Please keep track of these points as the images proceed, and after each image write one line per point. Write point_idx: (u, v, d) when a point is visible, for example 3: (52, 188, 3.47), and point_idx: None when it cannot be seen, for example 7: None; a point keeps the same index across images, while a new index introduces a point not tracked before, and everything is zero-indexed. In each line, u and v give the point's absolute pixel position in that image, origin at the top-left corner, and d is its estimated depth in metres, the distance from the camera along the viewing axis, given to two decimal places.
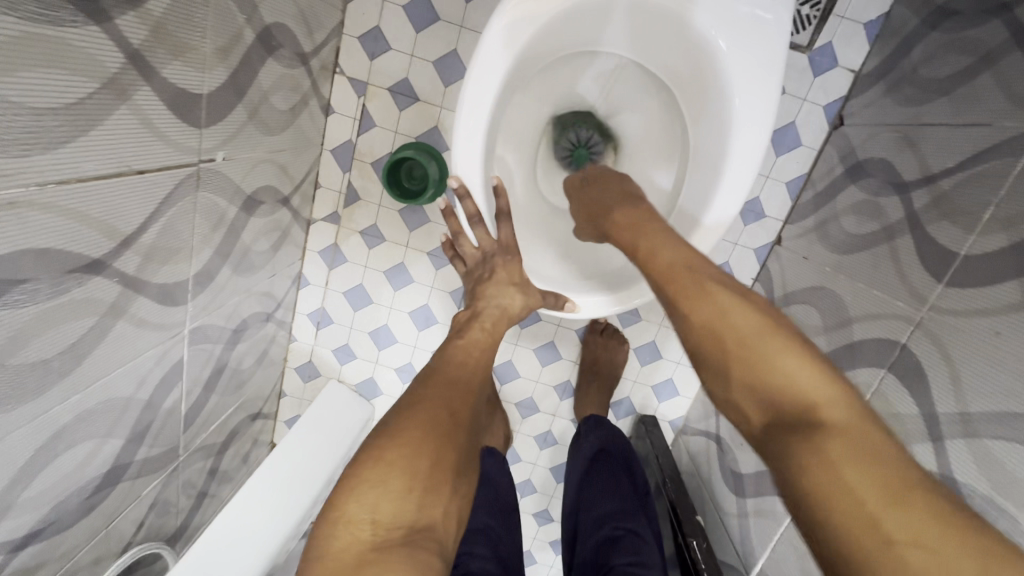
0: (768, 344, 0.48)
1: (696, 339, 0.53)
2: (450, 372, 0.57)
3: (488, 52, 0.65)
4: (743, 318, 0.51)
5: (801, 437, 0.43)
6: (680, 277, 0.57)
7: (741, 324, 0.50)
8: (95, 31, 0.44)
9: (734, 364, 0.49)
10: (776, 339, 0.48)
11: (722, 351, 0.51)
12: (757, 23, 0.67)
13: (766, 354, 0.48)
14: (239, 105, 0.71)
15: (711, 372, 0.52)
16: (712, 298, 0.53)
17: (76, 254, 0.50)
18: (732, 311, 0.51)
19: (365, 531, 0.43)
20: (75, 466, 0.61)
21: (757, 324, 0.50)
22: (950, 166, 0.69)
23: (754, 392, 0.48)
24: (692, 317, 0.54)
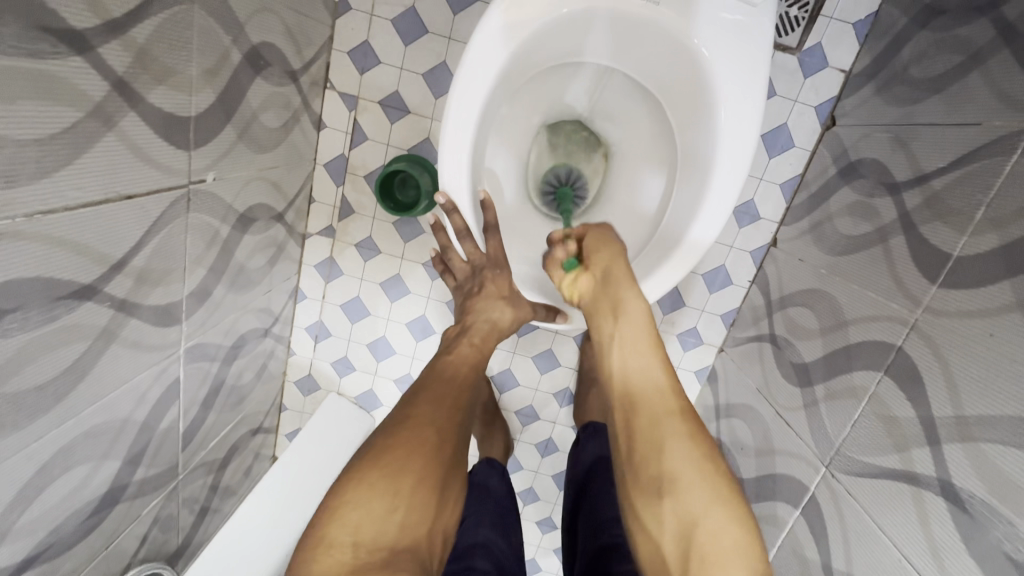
0: (713, 513, 0.53)
1: (645, 483, 0.57)
2: (436, 388, 0.58)
3: (471, 67, 0.66)
4: (701, 482, 0.54)
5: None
6: (646, 413, 0.58)
7: (688, 486, 0.54)
8: (78, 61, 0.45)
9: (677, 519, 0.54)
10: (718, 513, 0.53)
11: (666, 510, 0.55)
12: (738, 29, 0.67)
13: (707, 522, 0.52)
14: (229, 125, 0.71)
15: (648, 519, 0.56)
16: (670, 446, 0.56)
17: (66, 282, 0.50)
18: (686, 474, 0.54)
19: (345, 554, 0.43)
20: (72, 489, 0.61)
21: (704, 479, 0.54)
22: (941, 166, 0.69)
23: (686, 551, 0.53)
24: (647, 466, 0.57)
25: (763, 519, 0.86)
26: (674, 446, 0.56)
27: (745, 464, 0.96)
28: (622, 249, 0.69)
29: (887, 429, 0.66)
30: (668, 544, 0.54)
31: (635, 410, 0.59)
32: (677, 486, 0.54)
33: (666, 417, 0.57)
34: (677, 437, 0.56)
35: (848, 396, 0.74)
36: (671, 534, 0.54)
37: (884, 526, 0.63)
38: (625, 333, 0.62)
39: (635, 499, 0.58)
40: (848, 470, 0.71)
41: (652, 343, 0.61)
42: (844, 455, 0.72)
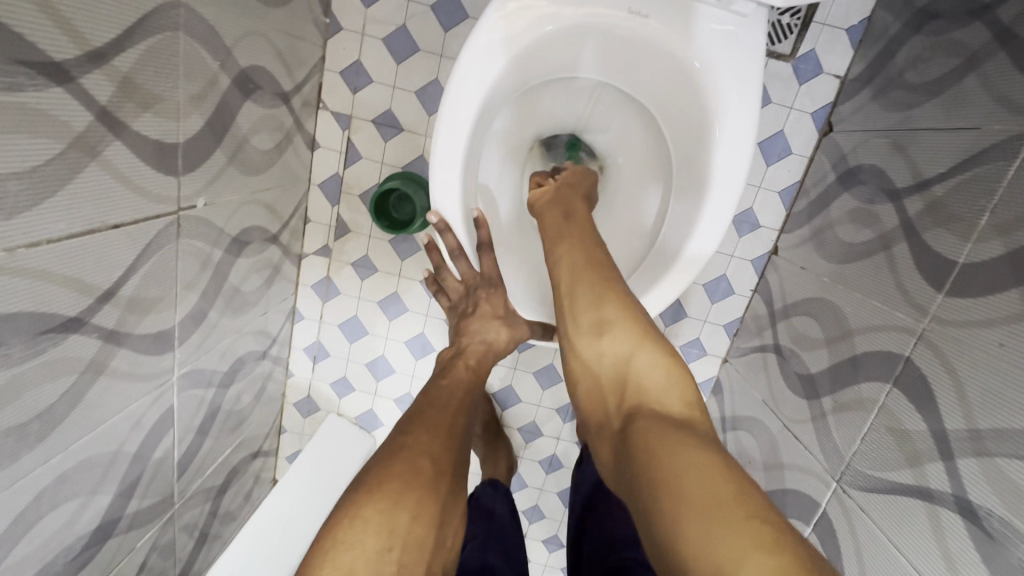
0: (642, 352, 0.53)
1: (579, 334, 0.58)
2: (430, 417, 0.56)
3: (459, 85, 0.65)
4: (631, 325, 0.55)
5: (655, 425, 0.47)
6: (582, 275, 0.61)
7: (618, 328, 0.55)
8: (59, 92, 0.44)
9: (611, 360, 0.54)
10: (648, 350, 0.53)
11: (602, 353, 0.55)
12: (728, 39, 0.67)
13: (637, 356, 0.53)
14: (219, 149, 0.71)
15: (583, 367, 0.57)
16: (603, 297, 0.58)
17: (50, 316, 0.49)
18: (616, 318, 0.56)
19: None
20: (62, 525, 0.60)
21: (634, 330, 0.55)
22: (941, 172, 0.68)
23: (620, 389, 0.53)
24: (582, 316, 0.58)
25: None
26: (606, 296, 0.58)
27: (753, 476, 0.94)
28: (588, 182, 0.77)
29: (898, 442, 0.63)
30: (603, 386, 0.55)
31: (571, 274, 0.61)
32: (611, 328, 0.55)
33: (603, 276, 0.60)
34: (610, 290, 0.59)
35: (857, 408, 0.72)
36: (606, 375, 0.55)
37: (900, 544, 0.61)
38: (568, 225, 0.68)
39: (574, 353, 0.58)
40: (860, 485, 0.69)
41: (589, 233, 0.66)
42: (855, 469, 0.70)
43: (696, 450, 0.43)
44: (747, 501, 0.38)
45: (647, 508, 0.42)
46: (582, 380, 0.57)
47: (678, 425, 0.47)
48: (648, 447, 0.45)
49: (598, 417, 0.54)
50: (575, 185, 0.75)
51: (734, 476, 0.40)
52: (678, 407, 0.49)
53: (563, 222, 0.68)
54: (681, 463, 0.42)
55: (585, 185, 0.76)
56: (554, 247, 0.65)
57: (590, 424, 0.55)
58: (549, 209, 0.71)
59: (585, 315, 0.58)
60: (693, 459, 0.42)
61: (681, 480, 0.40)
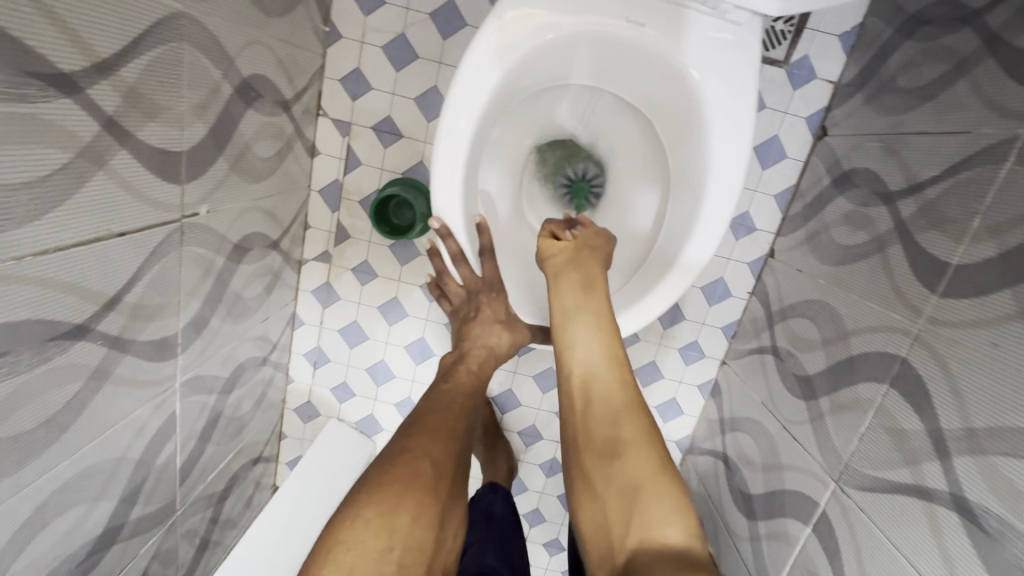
0: (654, 478, 0.51)
1: (590, 446, 0.55)
2: (432, 420, 0.57)
3: (461, 93, 0.66)
4: (645, 448, 0.53)
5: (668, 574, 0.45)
6: (598, 381, 0.58)
7: (631, 450, 0.53)
8: (68, 102, 0.45)
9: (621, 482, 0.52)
10: (662, 481, 0.51)
11: (612, 471, 0.53)
12: (724, 46, 0.68)
13: (650, 486, 0.51)
14: (221, 157, 0.71)
15: (589, 483, 0.54)
16: (618, 411, 0.56)
17: (57, 323, 0.50)
18: (632, 441, 0.54)
19: None
20: (66, 532, 0.60)
21: (647, 457, 0.53)
22: (934, 175, 0.69)
23: (627, 516, 0.50)
24: (595, 425, 0.56)
25: (773, 536, 0.85)
26: (621, 410, 0.56)
27: (753, 478, 0.94)
28: (608, 247, 0.73)
29: (895, 442, 0.64)
30: (609, 510, 0.52)
31: (588, 374, 0.59)
32: (626, 451, 0.53)
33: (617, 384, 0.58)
34: (625, 402, 0.56)
35: (854, 408, 0.73)
36: (615, 501, 0.52)
37: (898, 542, 0.61)
38: (586, 304, 0.64)
39: (581, 468, 0.55)
40: (858, 484, 0.70)
41: (606, 318, 0.63)
42: (853, 469, 0.71)
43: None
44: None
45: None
46: (586, 501, 0.54)
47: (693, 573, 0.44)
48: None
49: (600, 542, 0.52)
50: (593, 250, 0.70)
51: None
52: (689, 551, 0.47)
53: (582, 297, 0.65)
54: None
55: (604, 251, 0.72)
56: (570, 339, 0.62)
57: (590, 545, 0.53)
58: (564, 279, 0.67)
59: (598, 428, 0.55)
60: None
61: None
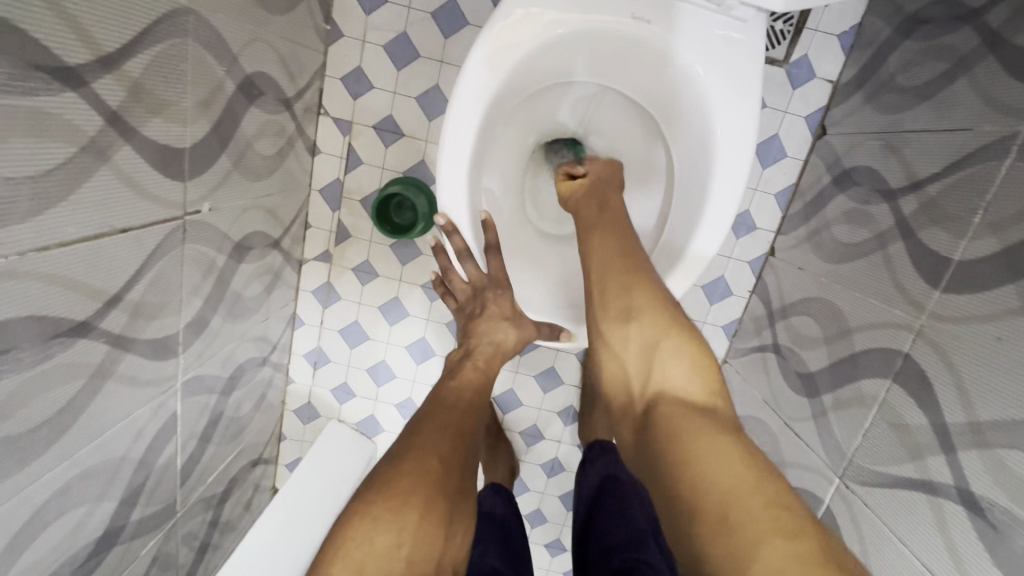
0: (673, 339, 0.55)
1: (610, 320, 0.60)
2: (439, 419, 0.56)
3: (467, 90, 0.66)
4: (663, 318, 0.57)
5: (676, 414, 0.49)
6: (615, 267, 0.63)
7: (649, 321, 0.57)
8: (72, 96, 0.44)
9: (637, 347, 0.56)
10: (672, 339, 0.55)
11: (630, 340, 0.57)
12: (729, 44, 0.69)
13: (664, 348, 0.55)
14: (223, 154, 0.71)
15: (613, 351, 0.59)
16: (637, 290, 0.60)
17: (59, 320, 0.49)
18: (644, 309, 0.58)
19: None
20: (67, 534, 0.59)
21: (661, 322, 0.57)
22: (935, 172, 0.69)
23: (646, 375, 0.55)
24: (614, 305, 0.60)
25: None
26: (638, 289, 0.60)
27: None
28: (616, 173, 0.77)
29: (900, 437, 0.65)
30: (630, 370, 0.57)
31: (607, 263, 0.64)
32: (639, 317, 0.58)
33: (635, 269, 0.63)
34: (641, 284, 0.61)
35: (857, 404, 0.73)
36: (632, 361, 0.57)
37: (904, 537, 0.61)
38: (603, 216, 0.70)
39: (603, 338, 0.61)
40: (863, 480, 0.70)
41: (619, 224, 0.69)
42: (858, 465, 0.71)
43: (721, 441, 0.45)
44: (765, 489, 0.41)
45: (664, 485, 0.45)
46: (610, 365, 0.60)
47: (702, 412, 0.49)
48: (671, 434, 0.47)
49: (621, 397, 0.58)
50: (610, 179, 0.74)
51: (753, 467, 0.43)
52: (700, 394, 0.51)
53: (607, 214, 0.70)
54: (703, 455, 0.44)
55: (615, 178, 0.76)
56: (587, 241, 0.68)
57: (615, 400, 0.59)
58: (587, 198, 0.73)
59: (619, 304, 0.60)
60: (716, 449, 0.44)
61: (709, 473, 0.42)
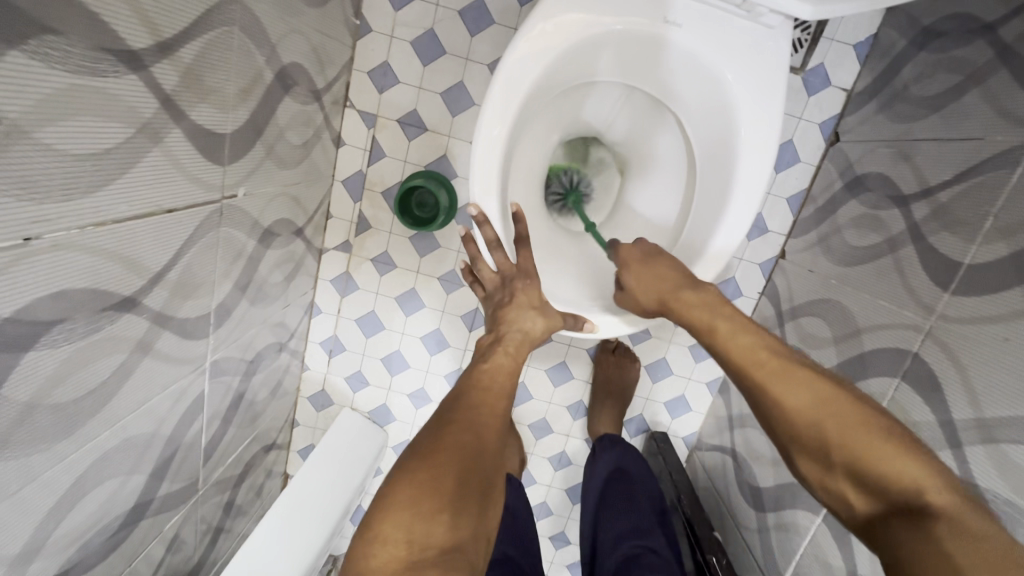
0: (875, 439, 0.52)
1: (794, 428, 0.56)
2: (475, 397, 0.59)
3: (503, 87, 0.69)
4: (856, 417, 0.54)
5: (918, 535, 0.47)
6: (765, 361, 0.60)
7: (837, 420, 0.54)
8: (134, 79, 0.47)
9: (838, 451, 0.53)
10: (865, 431, 0.52)
11: (834, 444, 0.54)
12: (759, 51, 0.72)
13: (874, 449, 0.51)
14: (258, 142, 0.73)
15: (812, 459, 0.55)
16: (806, 384, 0.57)
17: (110, 293, 0.51)
18: (815, 403, 0.56)
19: (399, 551, 0.45)
20: (102, 502, 0.61)
21: (838, 414, 0.54)
22: (946, 179, 0.72)
23: (860, 481, 0.52)
24: (790, 408, 0.57)
25: (782, 527, 0.87)
26: (807, 382, 0.57)
27: (761, 472, 0.96)
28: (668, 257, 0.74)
29: None
30: (840, 479, 0.53)
31: (752, 365, 0.60)
32: (824, 419, 0.55)
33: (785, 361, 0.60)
34: (798, 362, 0.60)
35: None
36: (835, 470, 0.54)
37: None
38: (713, 303, 0.67)
39: (790, 447, 0.57)
40: None
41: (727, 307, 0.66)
42: None
43: (1002, 565, 0.42)
44: None
45: None
46: (813, 469, 0.56)
47: (959, 528, 0.45)
48: (937, 571, 0.45)
49: (843, 507, 0.54)
50: (667, 258, 0.74)
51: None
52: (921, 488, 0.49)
53: (706, 302, 0.67)
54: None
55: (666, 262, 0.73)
56: (711, 336, 0.64)
57: (830, 510, 0.56)
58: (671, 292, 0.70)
59: (798, 407, 0.56)
60: (990, 557, 0.42)
61: None
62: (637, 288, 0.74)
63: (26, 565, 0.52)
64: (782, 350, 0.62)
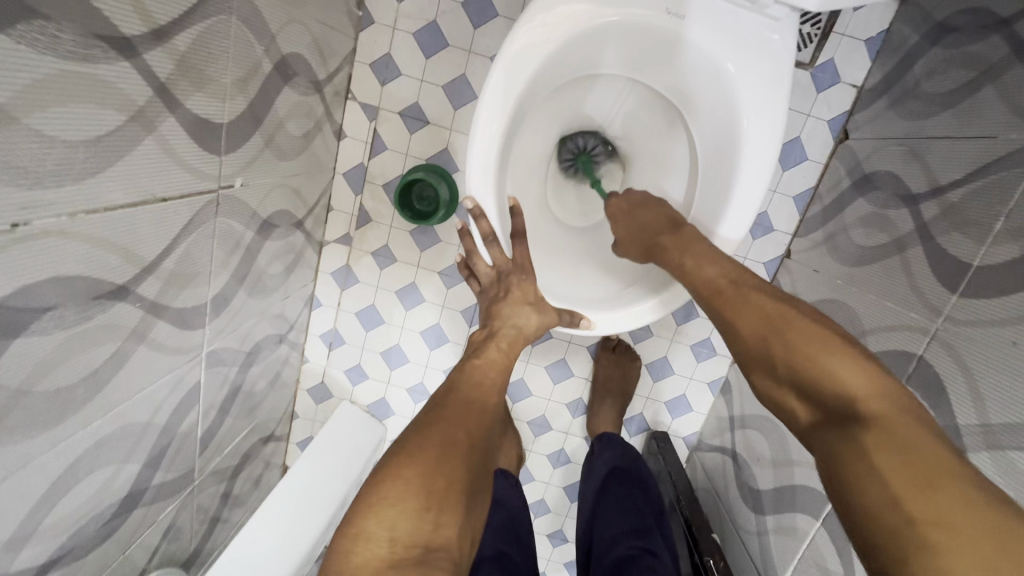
0: (824, 352, 0.54)
1: (751, 343, 0.60)
2: (466, 393, 0.59)
3: (501, 79, 0.68)
4: (817, 339, 0.55)
5: (845, 437, 0.50)
6: (726, 289, 0.65)
7: (797, 334, 0.56)
8: (127, 66, 0.46)
9: (784, 360, 0.56)
10: (824, 344, 0.54)
11: (780, 355, 0.57)
12: (763, 42, 0.70)
13: (819, 354, 0.54)
14: (257, 132, 0.73)
15: (763, 373, 0.59)
16: (760, 308, 0.61)
17: (101, 281, 0.51)
18: (775, 318, 0.59)
19: (383, 548, 0.45)
20: (95, 490, 0.61)
21: (797, 327, 0.57)
22: (958, 178, 0.70)
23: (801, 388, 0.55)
24: (744, 329, 0.61)
25: (781, 530, 0.86)
26: (769, 310, 0.60)
27: (761, 474, 0.95)
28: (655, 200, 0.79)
29: None
30: (785, 388, 0.57)
31: (719, 288, 0.65)
32: (784, 331, 0.57)
33: (751, 287, 0.63)
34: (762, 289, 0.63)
35: None
36: (779, 375, 0.57)
37: None
38: (684, 238, 0.71)
39: (745, 362, 0.61)
40: None
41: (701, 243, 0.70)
42: None
43: (912, 457, 0.45)
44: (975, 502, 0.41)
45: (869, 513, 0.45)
46: (762, 377, 0.59)
47: (879, 420, 0.48)
48: (851, 460, 0.48)
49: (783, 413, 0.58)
50: (651, 208, 0.79)
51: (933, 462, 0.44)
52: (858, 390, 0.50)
53: (678, 241, 0.71)
54: (896, 480, 0.44)
55: (649, 204, 0.79)
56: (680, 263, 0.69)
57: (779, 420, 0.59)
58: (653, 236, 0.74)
59: (750, 328, 0.60)
60: (910, 460, 0.45)
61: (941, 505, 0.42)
62: (626, 244, 0.80)
63: (17, 551, 0.52)
64: (750, 280, 0.65)
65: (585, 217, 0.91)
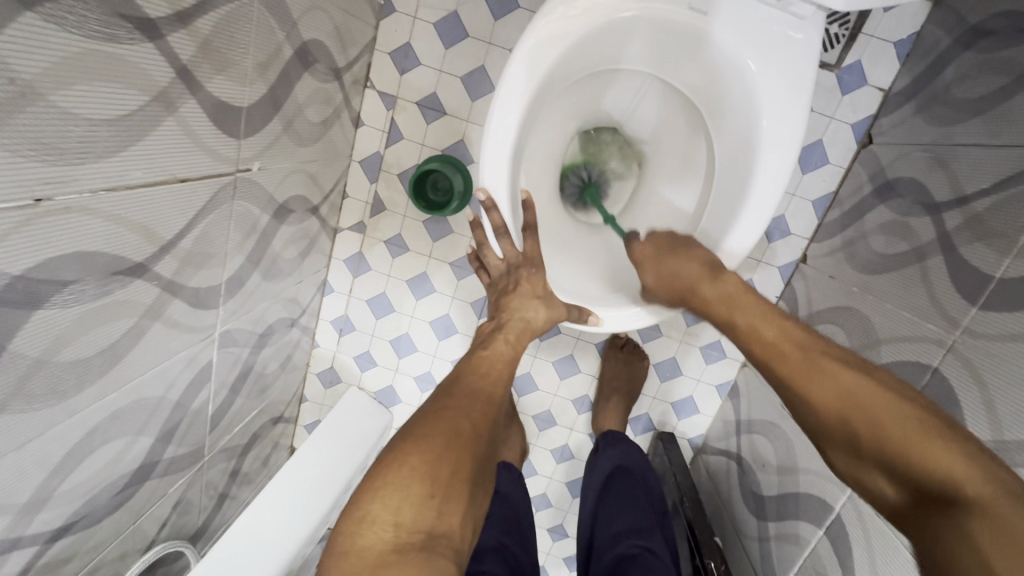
0: (909, 429, 0.51)
1: (826, 420, 0.56)
2: (472, 383, 0.59)
3: (520, 70, 0.67)
4: (893, 411, 0.52)
5: (954, 530, 0.45)
6: (790, 353, 0.61)
7: (870, 405, 0.53)
8: (150, 47, 0.47)
9: (866, 434, 0.53)
10: (895, 409, 0.52)
11: (861, 433, 0.53)
12: (787, 41, 0.69)
13: (902, 432, 0.51)
14: (276, 117, 0.74)
15: (844, 450, 0.55)
16: (831, 374, 0.57)
17: (120, 258, 0.52)
18: (843, 384, 0.56)
19: (387, 532, 0.46)
20: (109, 461, 0.63)
21: (874, 397, 0.54)
22: (984, 188, 0.68)
23: (888, 468, 0.51)
24: (815, 400, 0.57)
25: (783, 536, 0.85)
26: (841, 377, 0.56)
27: (766, 480, 0.94)
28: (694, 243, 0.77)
29: None
30: (869, 468, 0.53)
31: (782, 349, 0.61)
32: (858, 402, 0.54)
33: (814, 349, 0.60)
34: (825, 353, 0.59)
35: None
36: (857, 443, 0.54)
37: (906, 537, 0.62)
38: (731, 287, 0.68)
39: (821, 437, 0.57)
40: None
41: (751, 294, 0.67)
42: None
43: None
44: None
45: None
46: (840, 451, 0.56)
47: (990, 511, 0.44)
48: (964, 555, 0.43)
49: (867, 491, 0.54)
50: (690, 246, 0.76)
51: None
52: (955, 473, 0.47)
53: (721, 293, 0.68)
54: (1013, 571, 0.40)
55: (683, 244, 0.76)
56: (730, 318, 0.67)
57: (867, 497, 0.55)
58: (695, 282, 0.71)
59: (819, 397, 0.57)
60: None
61: None
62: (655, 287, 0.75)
63: (33, 515, 0.54)
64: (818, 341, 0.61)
65: (590, 221, 0.91)
